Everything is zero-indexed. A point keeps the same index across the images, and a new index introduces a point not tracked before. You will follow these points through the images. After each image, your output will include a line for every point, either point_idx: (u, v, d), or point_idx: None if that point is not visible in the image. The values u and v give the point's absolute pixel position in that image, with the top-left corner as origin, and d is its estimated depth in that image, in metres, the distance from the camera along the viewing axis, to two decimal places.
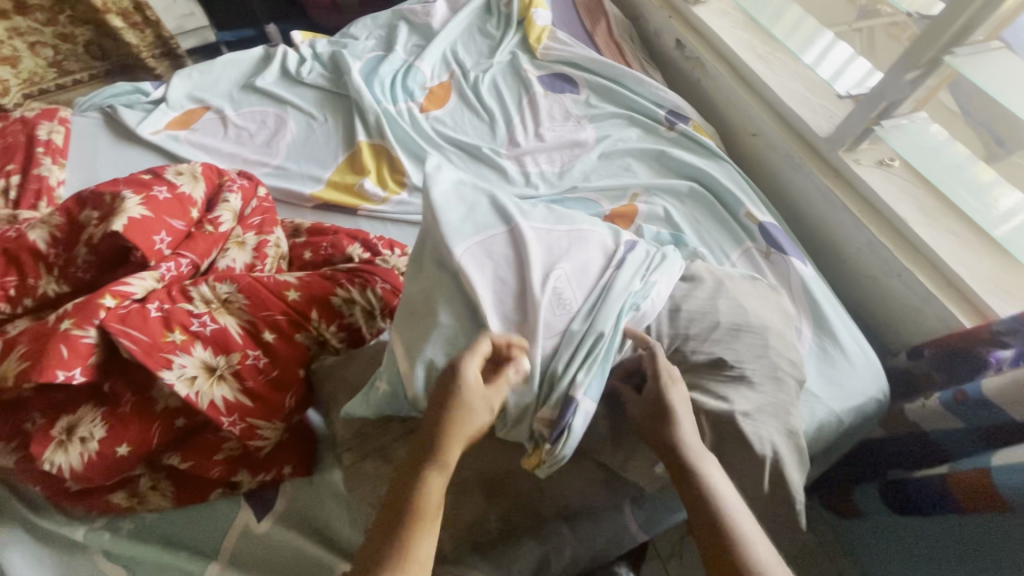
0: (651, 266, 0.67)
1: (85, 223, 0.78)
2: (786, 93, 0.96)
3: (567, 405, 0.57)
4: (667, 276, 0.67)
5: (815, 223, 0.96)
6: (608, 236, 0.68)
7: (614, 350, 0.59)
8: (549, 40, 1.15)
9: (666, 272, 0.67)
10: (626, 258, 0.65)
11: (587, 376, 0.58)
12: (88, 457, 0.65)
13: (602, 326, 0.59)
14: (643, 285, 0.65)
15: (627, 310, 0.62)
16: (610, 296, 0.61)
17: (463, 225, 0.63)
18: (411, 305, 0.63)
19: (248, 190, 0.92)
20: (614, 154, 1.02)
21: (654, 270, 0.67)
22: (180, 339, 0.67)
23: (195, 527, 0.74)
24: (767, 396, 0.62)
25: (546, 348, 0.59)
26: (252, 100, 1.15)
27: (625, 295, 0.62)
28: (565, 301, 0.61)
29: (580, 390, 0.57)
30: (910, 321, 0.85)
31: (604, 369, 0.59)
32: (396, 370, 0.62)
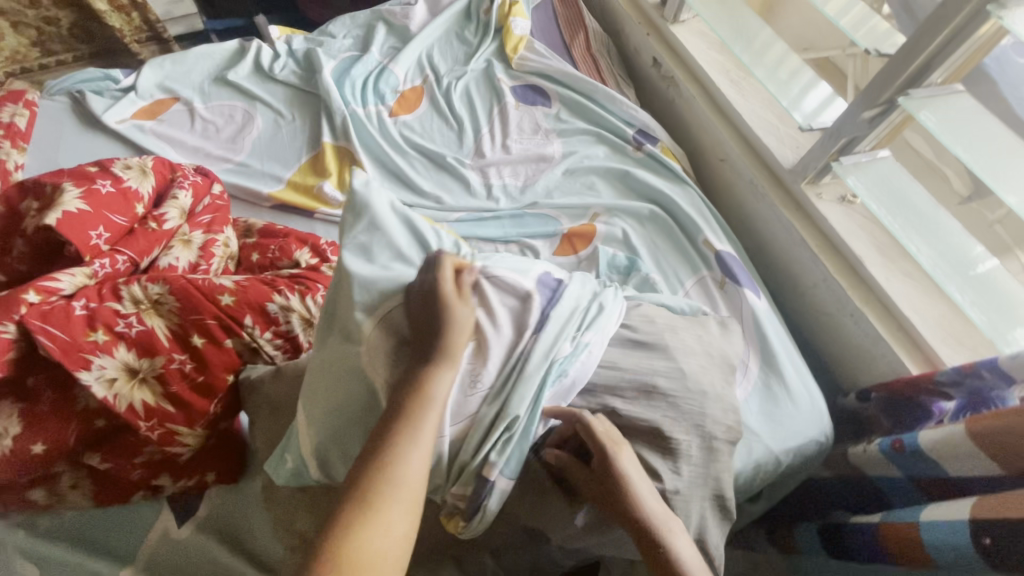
0: (582, 318, 0.64)
1: (25, 213, 0.77)
2: (754, 121, 0.94)
3: (483, 491, 0.56)
4: (599, 329, 0.64)
5: (775, 254, 0.94)
6: (525, 281, 0.62)
7: (529, 430, 0.57)
8: (526, 50, 1.13)
9: (600, 328, 0.64)
10: (551, 318, 0.61)
11: (501, 457, 0.56)
12: (0, 454, 0.64)
13: (517, 409, 0.57)
14: (574, 347, 0.61)
15: (550, 381, 0.59)
16: (528, 370, 0.58)
17: (375, 303, 0.58)
18: (318, 380, 0.60)
19: (202, 187, 0.91)
20: (578, 171, 1.00)
21: (587, 328, 0.63)
22: (102, 339, 0.66)
23: (115, 529, 0.73)
24: (699, 470, 0.60)
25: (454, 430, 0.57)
26: (222, 94, 1.14)
27: (545, 357, 0.59)
28: (475, 381, 0.58)
29: (494, 475, 0.56)
30: (860, 362, 0.83)
31: (519, 451, 0.57)
32: (300, 452, 0.63)
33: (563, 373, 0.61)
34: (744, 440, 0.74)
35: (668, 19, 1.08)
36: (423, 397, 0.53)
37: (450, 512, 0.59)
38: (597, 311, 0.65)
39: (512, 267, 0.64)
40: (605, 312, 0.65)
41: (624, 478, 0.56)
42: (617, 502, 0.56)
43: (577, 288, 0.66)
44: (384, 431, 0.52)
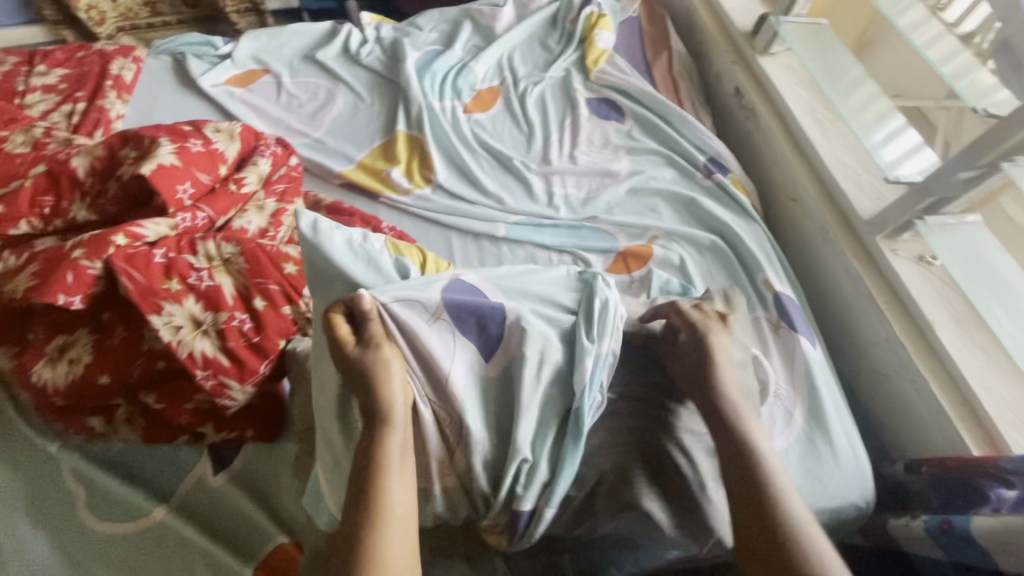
0: (590, 324, 0.63)
1: (122, 160, 0.82)
2: (835, 165, 0.91)
3: (530, 518, 0.60)
4: (607, 325, 0.63)
5: (837, 305, 0.90)
6: (430, 304, 0.60)
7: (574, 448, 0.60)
8: (606, 64, 1.13)
9: (609, 327, 0.63)
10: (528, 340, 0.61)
11: (528, 492, 0.59)
12: (72, 378, 0.71)
13: (524, 440, 0.59)
14: (596, 363, 0.61)
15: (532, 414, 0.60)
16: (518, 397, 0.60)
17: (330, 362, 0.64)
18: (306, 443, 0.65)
19: (281, 157, 0.95)
20: (643, 192, 0.99)
21: (602, 334, 0.62)
22: (175, 289, 0.71)
23: (156, 466, 0.78)
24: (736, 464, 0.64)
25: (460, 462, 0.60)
26: (309, 71, 1.19)
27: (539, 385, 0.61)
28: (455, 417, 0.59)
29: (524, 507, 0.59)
30: (914, 432, 0.79)
31: (563, 476, 0.60)
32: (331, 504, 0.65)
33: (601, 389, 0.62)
34: None
35: (757, 51, 1.06)
36: (378, 491, 0.53)
37: (491, 530, 0.63)
38: (604, 308, 0.64)
39: (416, 284, 0.61)
40: (612, 307, 0.65)
41: (717, 364, 0.63)
42: (705, 385, 0.62)
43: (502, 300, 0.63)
44: (354, 519, 0.52)
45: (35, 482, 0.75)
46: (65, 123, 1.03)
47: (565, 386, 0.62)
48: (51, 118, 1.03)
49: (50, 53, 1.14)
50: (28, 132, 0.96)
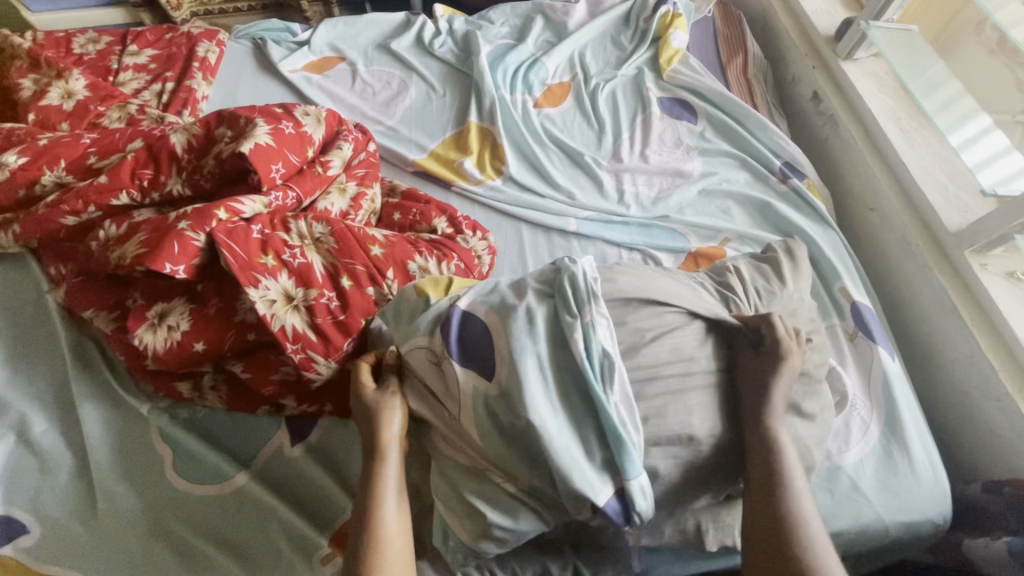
0: (567, 300, 0.63)
1: (219, 139, 0.86)
2: (921, 175, 0.89)
3: (625, 500, 0.57)
4: (582, 291, 0.63)
5: (916, 319, 0.88)
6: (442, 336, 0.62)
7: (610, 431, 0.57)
8: (680, 64, 1.13)
9: (591, 296, 0.63)
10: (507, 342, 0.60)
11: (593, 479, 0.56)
12: (170, 344, 0.73)
13: (536, 423, 0.56)
14: (583, 332, 0.60)
15: (536, 396, 0.57)
16: (522, 380, 0.58)
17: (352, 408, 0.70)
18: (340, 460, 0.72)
19: (361, 143, 0.98)
20: (715, 193, 0.99)
21: (581, 305, 0.62)
22: (271, 264, 0.73)
23: (238, 434, 0.81)
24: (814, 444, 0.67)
25: (483, 436, 0.59)
26: (383, 61, 1.21)
27: (532, 370, 0.59)
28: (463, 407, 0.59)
29: (591, 485, 0.56)
30: (993, 452, 0.77)
31: (625, 453, 0.56)
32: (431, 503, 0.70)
33: (610, 366, 0.60)
34: (854, 500, 0.72)
35: (840, 55, 1.05)
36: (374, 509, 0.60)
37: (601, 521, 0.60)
38: (575, 282, 0.64)
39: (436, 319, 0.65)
40: (581, 276, 0.65)
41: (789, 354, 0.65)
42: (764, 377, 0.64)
43: (486, 307, 0.64)
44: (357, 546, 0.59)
45: (124, 442, 0.79)
46: (155, 101, 1.07)
47: (574, 370, 0.60)
48: (142, 96, 1.07)
49: (140, 33, 1.19)
50: (124, 108, 1.01)
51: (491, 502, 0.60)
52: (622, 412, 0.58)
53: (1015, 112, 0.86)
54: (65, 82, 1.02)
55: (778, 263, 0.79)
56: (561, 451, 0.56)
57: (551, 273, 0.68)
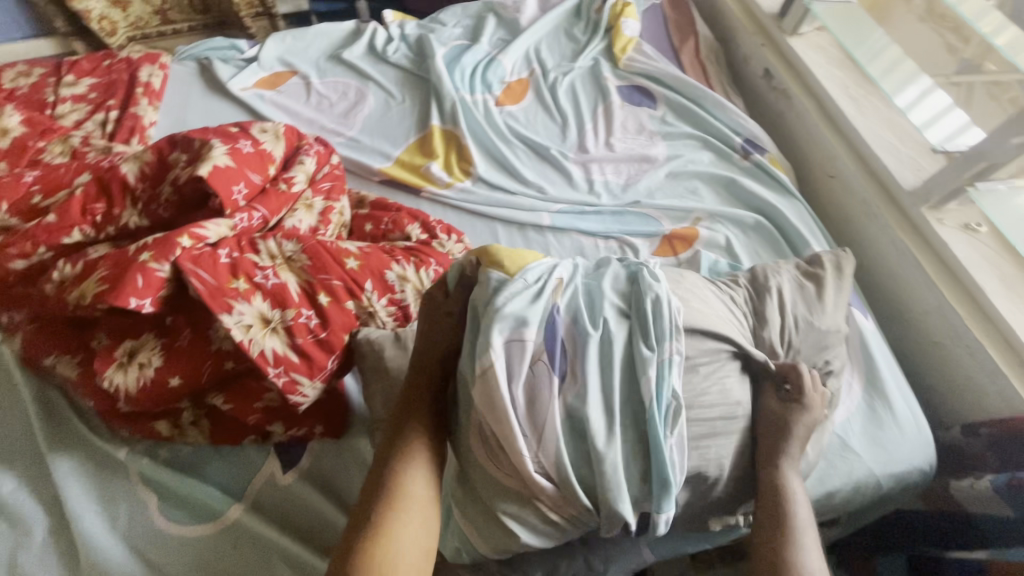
0: (645, 328, 0.62)
1: (173, 164, 0.82)
2: (874, 139, 0.93)
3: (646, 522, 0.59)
4: (662, 325, 0.62)
5: (884, 277, 0.91)
6: (531, 345, 0.59)
7: (658, 470, 0.57)
8: (634, 52, 1.14)
9: (666, 328, 0.62)
10: (582, 370, 0.59)
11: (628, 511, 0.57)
12: (143, 382, 0.70)
13: (596, 460, 0.57)
14: (659, 366, 0.60)
15: (598, 433, 0.57)
16: (592, 420, 0.57)
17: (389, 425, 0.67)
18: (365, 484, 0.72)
19: (323, 156, 0.95)
20: (682, 175, 1.00)
21: (661, 336, 0.61)
22: (243, 288, 0.71)
23: (225, 467, 0.77)
24: None
25: (543, 477, 0.57)
26: (337, 71, 1.19)
27: (600, 407, 0.59)
28: (534, 436, 0.57)
29: (625, 516, 0.57)
30: (969, 397, 0.80)
31: (668, 491, 0.57)
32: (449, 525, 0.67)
33: (675, 404, 0.59)
34: (844, 458, 0.74)
35: (786, 31, 1.08)
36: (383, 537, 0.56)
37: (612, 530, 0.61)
38: (655, 306, 0.63)
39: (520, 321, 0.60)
40: (663, 305, 0.63)
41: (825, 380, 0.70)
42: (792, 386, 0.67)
43: (570, 328, 0.62)
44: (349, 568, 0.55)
45: (103, 490, 0.75)
46: (100, 131, 1.02)
47: (634, 402, 0.60)
48: (85, 127, 1.02)
49: (75, 62, 1.13)
50: (67, 141, 0.96)
51: (524, 524, 0.60)
52: (676, 448, 0.59)
53: (947, 74, 0.90)
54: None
55: (823, 280, 0.79)
56: (611, 487, 0.57)
57: (629, 285, 0.67)
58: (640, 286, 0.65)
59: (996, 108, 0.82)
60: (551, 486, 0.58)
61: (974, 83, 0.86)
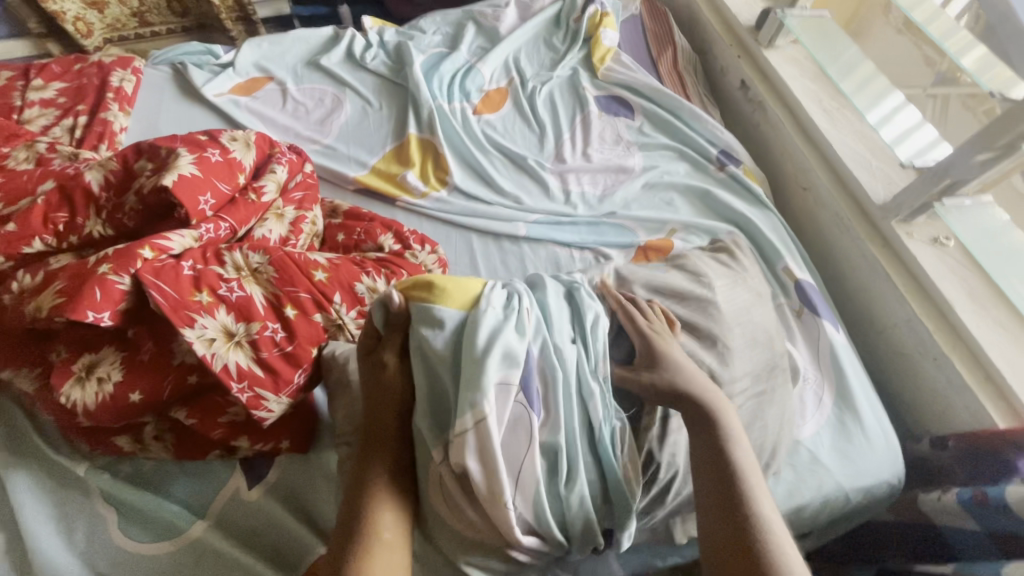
0: (589, 352, 0.65)
1: (139, 172, 0.81)
2: (847, 152, 0.93)
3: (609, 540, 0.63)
4: (601, 343, 0.66)
5: (856, 289, 0.92)
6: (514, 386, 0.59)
7: (621, 503, 0.61)
8: (613, 61, 1.14)
9: (599, 344, 0.66)
10: (553, 405, 0.61)
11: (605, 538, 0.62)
12: (101, 398, 0.68)
13: (566, 499, 0.60)
14: (608, 391, 0.64)
15: (565, 471, 0.60)
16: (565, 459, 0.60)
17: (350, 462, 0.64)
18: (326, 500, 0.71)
19: (296, 164, 0.94)
20: (658, 186, 1.01)
21: (603, 360, 0.66)
22: (206, 301, 0.69)
23: (188, 483, 0.76)
24: (766, 433, 0.69)
25: (525, 518, 0.59)
26: (315, 77, 1.18)
27: (570, 441, 0.61)
28: (515, 480, 0.58)
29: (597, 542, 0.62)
30: (938, 410, 0.81)
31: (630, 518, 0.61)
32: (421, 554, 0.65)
33: (621, 430, 0.64)
34: (815, 472, 0.74)
35: (762, 43, 1.09)
36: None
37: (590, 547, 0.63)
38: (596, 327, 0.67)
39: (501, 361, 0.59)
40: (600, 322, 0.68)
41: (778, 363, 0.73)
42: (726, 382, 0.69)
43: (537, 359, 0.63)
44: None
45: (61, 508, 0.73)
46: (68, 137, 1.00)
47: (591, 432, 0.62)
48: (52, 133, 1.00)
49: (45, 66, 1.11)
50: (32, 147, 0.93)
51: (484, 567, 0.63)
52: (631, 472, 0.62)
53: (925, 86, 0.91)
54: None
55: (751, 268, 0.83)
56: (580, 526, 0.61)
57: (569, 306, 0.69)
58: (580, 306, 0.68)
59: (972, 121, 0.83)
60: (525, 530, 0.59)
61: (950, 95, 0.87)
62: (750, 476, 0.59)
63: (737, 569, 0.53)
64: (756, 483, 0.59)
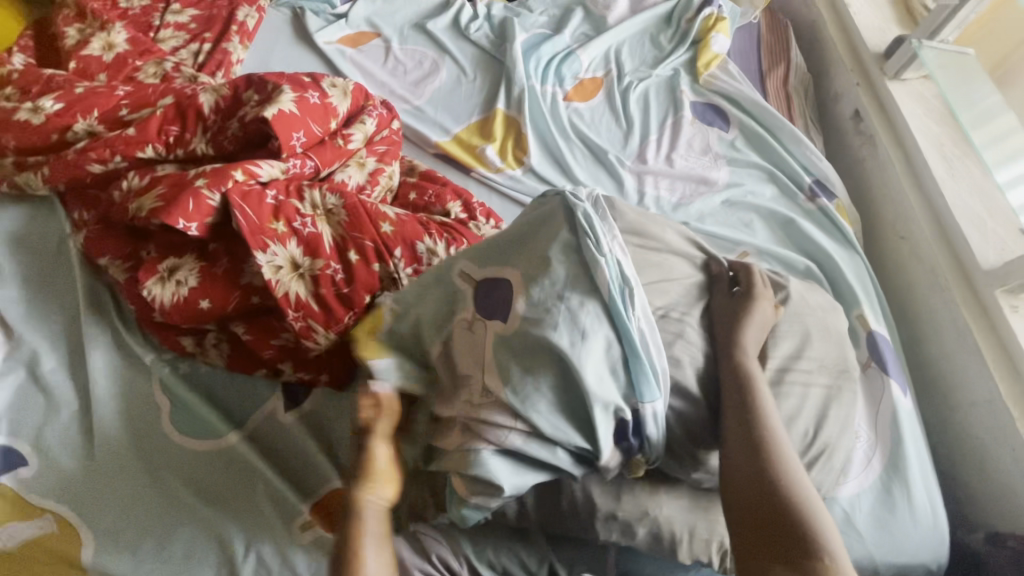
0: (583, 232, 0.60)
1: (246, 102, 0.86)
2: (959, 207, 0.85)
3: (636, 420, 0.58)
4: (595, 225, 0.59)
5: (935, 357, 0.84)
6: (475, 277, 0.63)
7: (640, 361, 0.57)
8: (718, 69, 1.10)
9: (598, 227, 0.60)
10: (549, 272, 0.59)
11: (638, 397, 0.57)
12: (177, 298, 0.75)
13: (523, 419, 0.56)
14: (603, 257, 0.58)
15: (580, 324, 0.56)
16: (557, 354, 0.56)
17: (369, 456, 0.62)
18: None
19: (386, 120, 0.96)
20: (738, 205, 0.96)
21: (596, 235, 0.59)
22: (281, 231, 0.74)
23: (235, 393, 0.82)
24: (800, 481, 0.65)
25: (545, 378, 0.56)
26: (418, 40, 1.21)
27: (577, 294, 0.57)
28: (531, 333, 0.57)
29: (619, 403, 0.57)
30: (1003, 504, 0.73)
31: (641, 374, 0.57)
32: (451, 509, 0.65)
33: (627, 285, 0.58)
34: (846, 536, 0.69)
35: (887, 74, 1.01)
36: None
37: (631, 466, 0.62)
38: (588, 216, 0.60)
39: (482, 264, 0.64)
40: (590, 212, 0.61)
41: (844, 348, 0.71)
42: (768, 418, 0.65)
43: (505, 248, 0.64)
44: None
45: (126, 389, 0.81)
46: (192, 61, 1.09)
47: (600, 292, 0.58)
48: (179, 54, 1.09)
49: None
50: (160, 65, 1.02)
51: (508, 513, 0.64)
52: (642, 334, 0.58)
53: None
54: (108, 34, 1.04)
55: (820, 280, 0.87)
56: (591, 405, 0.56)
57: (550, 210, 0.64)
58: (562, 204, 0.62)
59: None
60: (548, 394, 0.56)
61: None
62: (778, 429, 0.59)
63: (749, 509, 0.54)
64: (782, 431, 0.59)
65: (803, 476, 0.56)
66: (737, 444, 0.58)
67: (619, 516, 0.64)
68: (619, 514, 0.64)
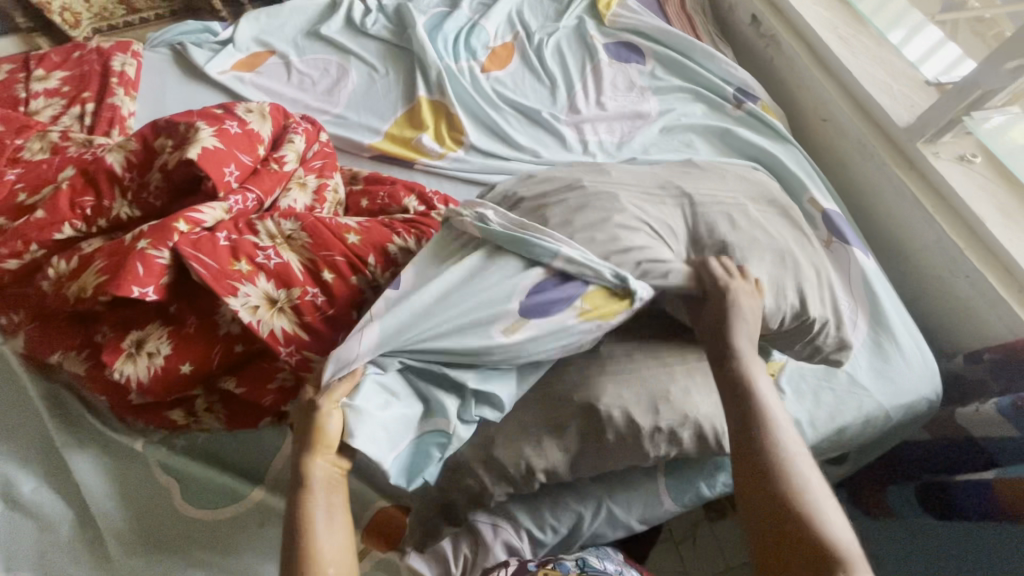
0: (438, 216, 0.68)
1: (160, 150, 0.80)
2: (866, 78, 0.92)
3: (558, 280, 0.59)
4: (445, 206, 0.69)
5: (883, 217, 0.92)
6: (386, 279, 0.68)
7: (510, 238, 0.61)
8: (618, 7, 1.13)
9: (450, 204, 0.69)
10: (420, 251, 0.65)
11: (551, 258, 0.59)
12: (154, 371, 0.69)
13: (420, 340, 0.58)
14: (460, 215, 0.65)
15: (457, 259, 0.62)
16: (445, 281, 0.59)
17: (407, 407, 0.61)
18: None
19: (312, 134, 0.94)
20: (676, 128, 0.99)
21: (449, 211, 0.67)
22: (246, 269, 0.70)
23: (244, 449, 0.78)
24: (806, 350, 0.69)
25: (448, 296, 0.58)
26: (317, 47, 1.16)
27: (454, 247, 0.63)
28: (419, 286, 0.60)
29: (529, 283, 0.59)
30: (971, 327, 0.82)
31: (534, 243, 0.60)
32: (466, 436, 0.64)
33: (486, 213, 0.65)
34: (854, 394, 0.76)
35: None
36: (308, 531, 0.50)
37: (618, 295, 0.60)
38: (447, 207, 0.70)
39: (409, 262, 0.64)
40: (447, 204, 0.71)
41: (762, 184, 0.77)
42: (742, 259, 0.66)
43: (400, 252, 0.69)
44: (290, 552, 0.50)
45: (124, 481, 0.75)
46: (78, 126, 0.99)
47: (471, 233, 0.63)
48: (62, 122, 0.98)
49: (43, 57, 1.09)
50: (45, 137, 0.92)
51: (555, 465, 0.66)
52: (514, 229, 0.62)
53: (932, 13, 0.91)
54: None
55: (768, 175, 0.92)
56: (483, 300, 0.58)
57: None
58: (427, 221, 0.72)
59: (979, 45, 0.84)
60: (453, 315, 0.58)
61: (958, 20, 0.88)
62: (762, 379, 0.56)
63: (743, 475, 0.49)
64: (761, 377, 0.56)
65: (811, 466, 0.49)
66: (742, 461, 0.50)
67: (663, 429, 0.64)
68: (663, 426, 0.64)
